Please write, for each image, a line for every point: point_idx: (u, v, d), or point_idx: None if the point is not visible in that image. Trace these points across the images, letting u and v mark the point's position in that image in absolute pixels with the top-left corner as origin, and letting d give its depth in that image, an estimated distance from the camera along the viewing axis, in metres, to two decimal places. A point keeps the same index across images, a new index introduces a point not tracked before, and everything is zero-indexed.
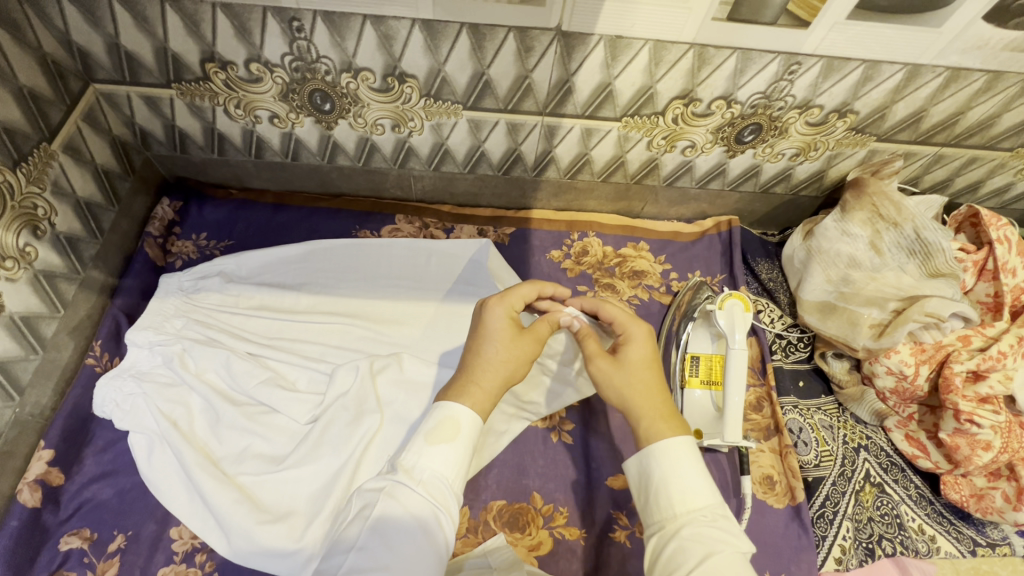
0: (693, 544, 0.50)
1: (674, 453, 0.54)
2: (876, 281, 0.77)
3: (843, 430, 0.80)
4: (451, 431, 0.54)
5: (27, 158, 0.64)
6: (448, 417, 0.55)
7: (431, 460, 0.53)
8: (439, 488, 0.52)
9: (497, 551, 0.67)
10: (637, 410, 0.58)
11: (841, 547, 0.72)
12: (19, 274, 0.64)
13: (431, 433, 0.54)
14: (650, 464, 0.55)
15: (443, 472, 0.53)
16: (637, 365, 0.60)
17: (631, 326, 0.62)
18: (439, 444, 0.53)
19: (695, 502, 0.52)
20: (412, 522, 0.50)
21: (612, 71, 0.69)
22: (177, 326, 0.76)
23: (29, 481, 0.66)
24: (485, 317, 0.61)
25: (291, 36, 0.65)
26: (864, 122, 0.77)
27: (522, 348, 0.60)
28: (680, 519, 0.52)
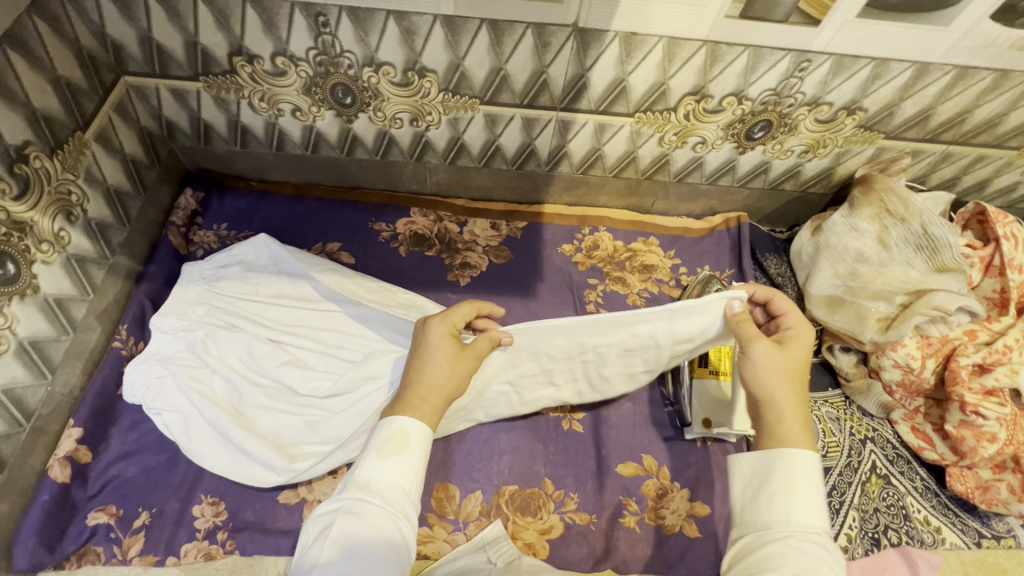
0: (799, 553, 0.47)
1: (804, 463, 0.52)
2: (882, 276, 0.78)
3: (849, 422, 0.81)
4: (402, 443, 0.54)
5: (64, 146, 0.65)
6: (395, 431, 0.54)
7: (386, 473, 0.52)
8: (397, 497, 0.52)
9: (497, 543, 0.68)
10: (783, 408, 0.55)
11: (847, 536, 0.73)
12: (54, 258, 0.65)
13: (382, 446, 0.53)
14: (773, 466, 0.52)
15: (399, 482, 0.52)
16: (798, 364, 0.57)
17: (806, 329, 0.60)
18: (391, 457, 0.53)
19: (809, 517, 0.50)
20: (372, 531, 0.49)
21: (626, 67, 0.71)
22: (200, 313, 0.78)
23: (59, 458, 0.68)
24: (425, 333, 0.61)
25: (317, 31, 0.67)
26: (873, 120, 0.79)
27: (462, 363, 0.60)
28: (791, 527, 0.49)
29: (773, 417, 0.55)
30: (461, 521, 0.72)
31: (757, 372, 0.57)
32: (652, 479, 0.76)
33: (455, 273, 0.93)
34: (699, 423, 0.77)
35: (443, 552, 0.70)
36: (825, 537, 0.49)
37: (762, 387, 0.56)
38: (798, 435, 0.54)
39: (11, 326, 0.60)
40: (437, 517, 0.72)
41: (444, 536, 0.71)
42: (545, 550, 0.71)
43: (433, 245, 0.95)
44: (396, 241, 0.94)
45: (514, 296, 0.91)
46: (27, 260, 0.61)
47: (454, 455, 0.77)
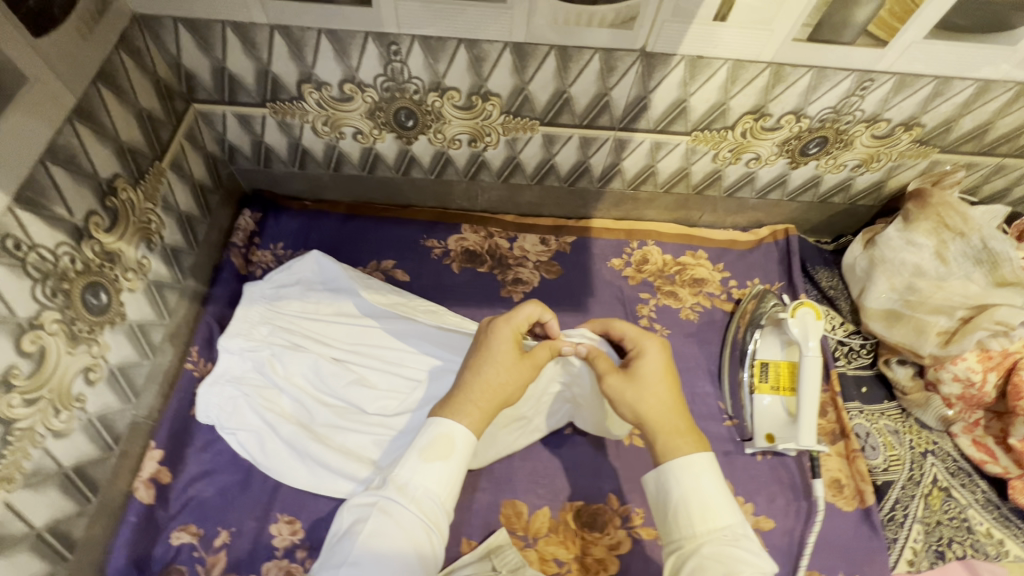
0: (714, 563, 0.51)
1: (692, 468, 0.55)
2: (942, 289, 0.79)
3: (909, 435, 0.82)
4: (445, 450, 0.58)
5: (145, 175, 0.67)
6: (437, 437, 0.59)
7: (422, 478, 0.57)
8: (430, 505, 0.57)
9: (501, 552, 0.71)
10: (649, 423, 0.59)
11: (913, 549, 0.74)
12: (138, 285, 0.66)
13: (426, 450, 0.58)
14: (665, 481, 0.57)
15: (435, 490, 0.57)
16: (648, 382, 0.61)
17: (647, 343, 0.64)
18: (431, 463, 0.58)
19: (717, 523, 0.54)
20: (399, 532, 0.54)
21: (688, 89, 0.72)
22: (264, 333, 0.78)
23: (143, 479, 0.70)
24: (490, 336, 0.65)
25: (387, 59, 0.69)
26: (930, 135, 0.79)
27: (520, 373, 0.64)
28: (700, 538, 0.54)
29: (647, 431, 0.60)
30: (530, 537, 0.73)
31: (621, 397, 0.62)
32: None
33: (508, 289, 0.94)
34: (762, 438, 0.78)
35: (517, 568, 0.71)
36: (740, 537, 0.53)
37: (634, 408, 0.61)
38: (669, 441, 0.58)
39: (103, 355, 0.61)
40: (508, 533, 0.73)
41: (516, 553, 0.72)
42: (615, 565, 0.72)
43: (485, 261, 0.96)
44: (449, 258, 0.96)
45: (568, 312, 0.92)
46: (115, 289, 0.62)
47: (519, 471, 0.78)
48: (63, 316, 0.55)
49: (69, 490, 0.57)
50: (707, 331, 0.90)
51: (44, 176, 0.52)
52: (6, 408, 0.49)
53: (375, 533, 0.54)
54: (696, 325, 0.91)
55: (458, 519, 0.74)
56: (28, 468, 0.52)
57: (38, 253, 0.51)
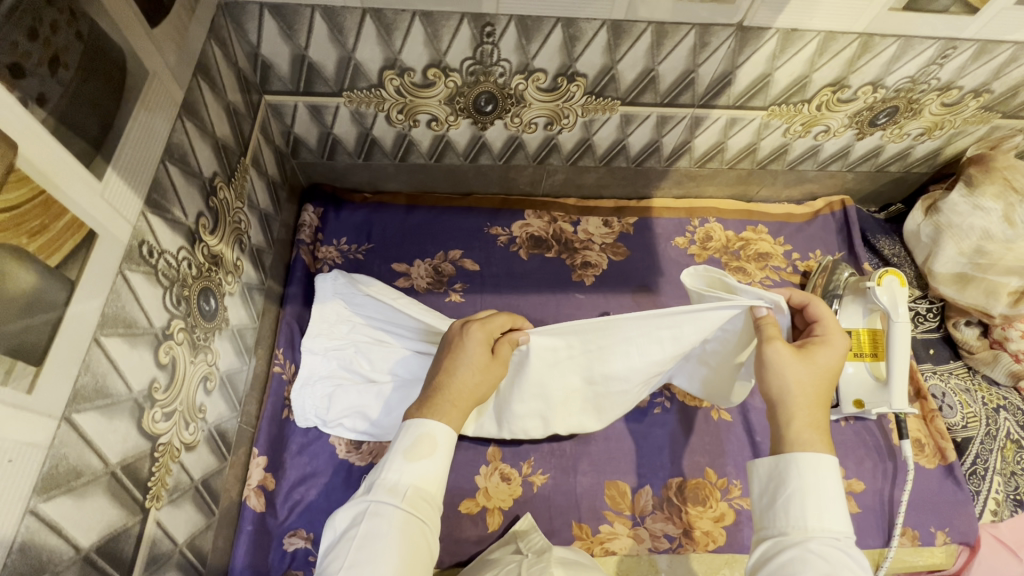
0: (816, 558, 0.48)
1: (821, 465, 0.52)
2: (1012, 251, 0.81)
3: (979, 392, 0.85)
4: (429, 448, 0.54)
5: (234, 173, 0.64)
6: (424, 435, 0.54)
7: (412, 476, 0.53)
8: (422, 503, 0.52)
9: (526, 535, 0.68)
10: (794, 408, 0.56)
11: (995, 500, 0.78)
12: (236, 288, 0.64)
13: (409, 450, 0.53)
14: (787, 468, 0.53)
15: (425, 488, 0.53)
16: (819, 372, 0.57)
17: (836, 336, 0.60)
18: (418, 461, 0.53)
19: (828, 522, 0.51)
20: (395, 537, 0.49)
21: (775, 62, 0.72)
22: (345, 331, 0.75)
23: (252, 487, 0.68)
24: (463, 338, 0.61)
25: (479, 41, 0.66)
26: (997, 101, 0.81)
27: (493, 373, 0.61)
28: (810, 533, 0.51)
29: (785, 412, 0.56)
30: (637, 516, 0.74)
31: (784, 370, 0.57)
32: None
33: (579, 273, 0.93)
34: (850, 404, 0.80)
35: (630, 547, 0.72)
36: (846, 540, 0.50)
37: (783, 387, 0.57)
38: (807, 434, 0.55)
39: (215, 362, 0.59)
40: (615, 514, 0.74)
41: (627, 532, 0.73)
42: (722, 537, 0.74)
43: (551, 246, 0.94)
44: (515, 245, 0.94)
45: (641, 293, 0.92)
46: (220, 293, 0.60)
47: (617, 452, 0.78)
48: (186, 323, 0.52)
49: (199, 503, 0.55)
50: None
51: (166, 177, 0.49)
52: (152, 423, 0.46)
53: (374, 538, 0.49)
54: None
55: (565, 504, 0.74)
56: (170, 483, 0.50)
57: (166, 259, 0.49)
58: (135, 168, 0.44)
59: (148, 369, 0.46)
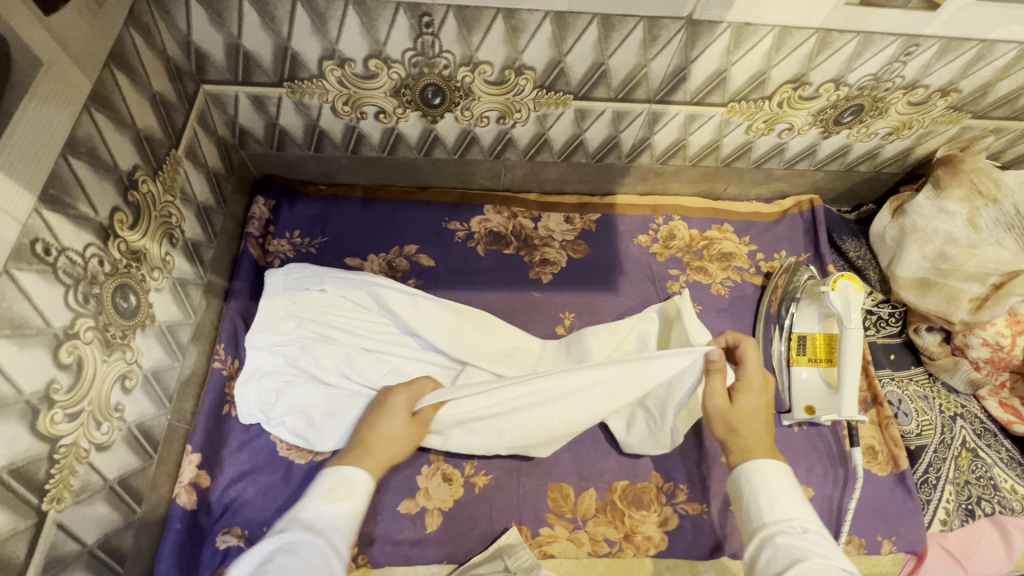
0: (784, 549, 0.51)
1: (766, 469, 0.58)
2: (976, 256, 0.80)
3: (938, 400, 0.84)
4: (347, 491, 0.57)
5: (162, 165, 0.62)
6: (344, 479, 0.57)
7: (329, 515, 0.54)
8: (335, 539, 0.52)
9: (512, 552, 0.70)
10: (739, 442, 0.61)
11: (945, 510, 0.77)
12: (164, 283, 0.63)
13: (328, 491, 0.56)
14: (743, 483, 0.58)
15: (340, 526, 0.54)
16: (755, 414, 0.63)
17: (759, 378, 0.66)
18: (336, 501, 0.56)
19: (789, 514, 0.54)
20: (307, 564, 0.48)
21: (731, 58, 0.70)
22: (292, 326, 0.73)
23: (183, 485, 0.68)
24: (389, 398, 0.66)
25: (418, 32, 0.64)
26: (965, 100, 0.78)
27: (413, 433, 0.64)
28: (769, 528, 0.54)
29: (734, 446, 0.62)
30: (579, 519, 0.73)
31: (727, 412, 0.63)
32: None
33: (537, 271, 0.91)
34: (801, 411, 0.78)
35: (569, 551, 0.72)
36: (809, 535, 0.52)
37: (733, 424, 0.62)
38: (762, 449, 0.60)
39: (136, 360, 0.58)
40: (557, 517, 0.73)
41: (567, 535, 0.72)
42: (664, 542, 0.73)
43: (510, 242, 0.92)
44: (473, 241, 0.92)
45: (598, 291, 0.90)
46: (143, 290, 0.58)
47: (563, 454, 0.77)
48: (96, 322, 0.51)
49: (114, 503, 0.55)
50: (739, 306, 0.90)
51: (68, 172, 0.47)
52: (50, 425, 0.46)
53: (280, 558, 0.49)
54: (728, 300, 0.90)
55: (506, 505, 0.74)
56: (75, 485, 0.49)
57: (68, 256, 0.47)
58: (25, 162, 0.42)
59: (44, 370, 0.45)
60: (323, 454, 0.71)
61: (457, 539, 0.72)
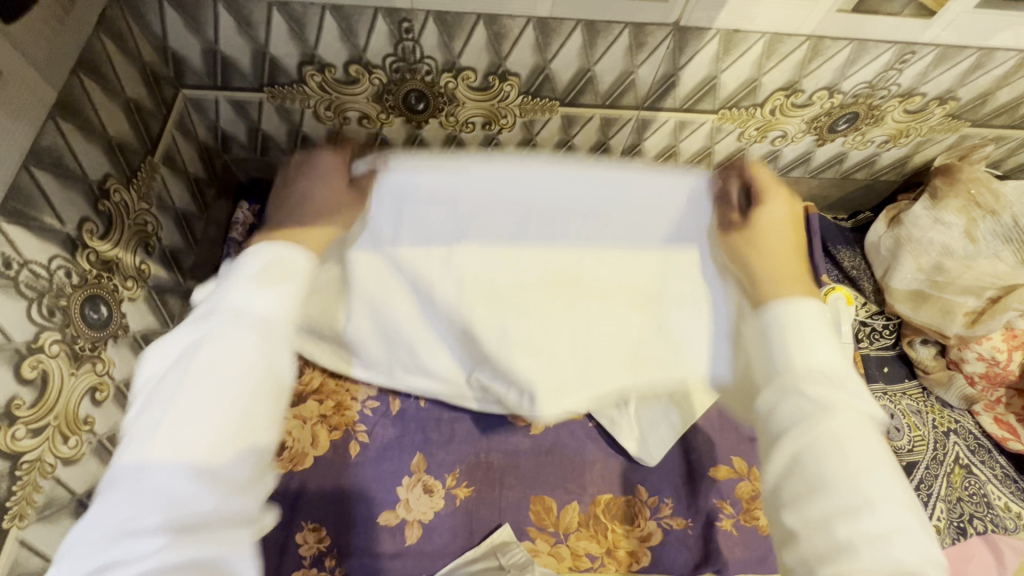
0: (882, 550, 0.36)
1: (802, 309, 0.45)
2: (972, 269, 0.78)
3: (931, 415, 0.82)
4: (248, 323, 0.38)
5: (137, 173, 0.61)
6: (265, 268, 0.41)
7: (221, 350, 0.37)
8: (231, 371, 0.37)
9: (507, 548, 0.70)
10: (753, 263, 0.50)
11: (936, 527, 0.75)
12: (138, 293, 0.62)
13: (236, 304, 0.39)
14: (817, 435, 0.40)
15: (232, 367, 0.37)
16: (776, 232, 0.51)
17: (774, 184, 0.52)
18: (230, 335, 0.38)
19: (880, 481, 0.38)
20: (192, 458, 0.34)
21: (720, 64, 0.68)
22: None
23: None
24: (316, 158, 0.53)
25: (398, 37, 0.63)
26: (964, 109, 0.76)
27: (355, 206, 0.51)
28: (869, 504, 0.37)
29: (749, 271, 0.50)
30: (561, 533, 0.72)
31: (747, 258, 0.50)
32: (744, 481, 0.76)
33: None
34: None
35: (550, 565, 0.71)
36: (862, 493, 0.38)
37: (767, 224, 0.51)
38: (791, 289, 0.47)
39: (109, 372, 0.57)
40: (538, 531, 0.72)
41: (548, 549, 0.71)
42: (647, 557, 0.72)
43: None
44: None
45: None
46: (116, 301, 0.58)
47: (545, 466, 0.76)
48: (63, 335, 0.50)
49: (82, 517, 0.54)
50: None
51: (30, 182, 0.46)
52: (12, 442, 0.45)
53: (173, 380, 0.37)
54: None
55: (487, 518, 0.73)
56: (39, 502, 0.49)
57: (31, 270, 0.47)
58: None
59: (4, 387, 0.44)
60: (307, 459, 0.73)
61: (437, 551, 0.71)
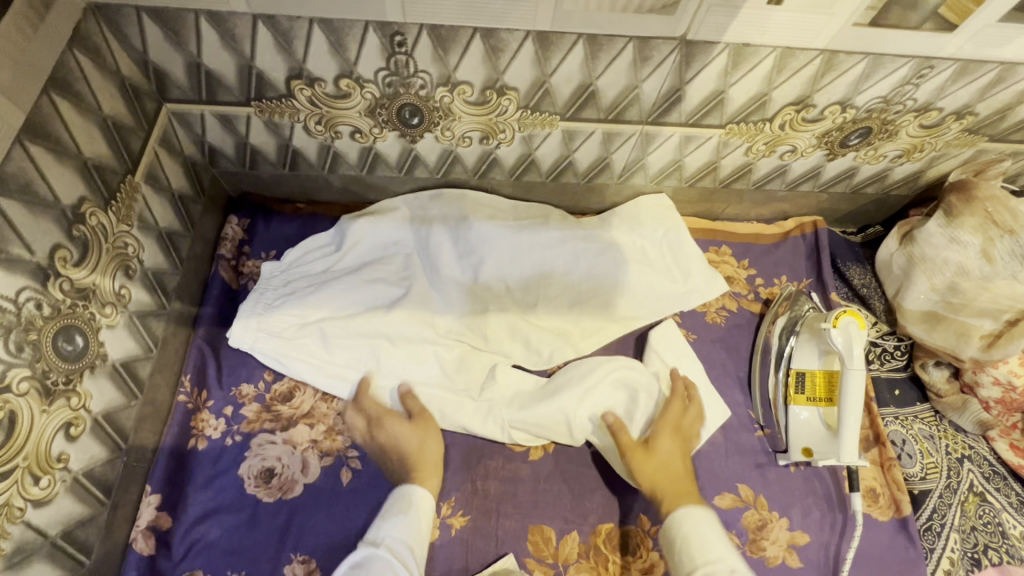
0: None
1: (687, 519, 0.61)
2: (989, 291, 0.74)
3: (944, 440, 0.79)
4: (406, 506, 0.63)
5: (116, 194, 0.58)
6: (403, 499, 0.64)
7: (396, 532, 0.60)
8: (403, 553, 0.58)
9: (509, 575, 0.67)
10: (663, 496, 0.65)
11: (950, 559, 0.72)
12: (118, 319, 0.59)
13: (391, 509, 0.63)
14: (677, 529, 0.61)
15: (406, 540, 0.59)
16: (671, 471, 0.68)
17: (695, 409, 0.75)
18: (397, 518, 0.62)
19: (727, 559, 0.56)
20: (379, 571, 0.55)
21: (728, 79, 0.65)
22: (285, 301, 0.74)
23: (142, 528, 0.64)
24: None
25: (391, 51, 0.60)
26: (982, 124, 0.73)
27: None
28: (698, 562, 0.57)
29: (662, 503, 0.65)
30: (560, 565, 0.69)
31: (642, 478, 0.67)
32: (751, 510, 0.73)
33: None
34: (798, 452, 0.74)
35: None
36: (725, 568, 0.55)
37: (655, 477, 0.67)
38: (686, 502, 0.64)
39: (84, 405, 0.55)
40: (537, 563, 0.69)
41: None
42: None
43: None
44: None
45: None
46: (92, 329, 0.55)
47: (544, 494, 0.73)
48: (33, 371, 0.48)
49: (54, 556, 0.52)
50: (735, 335, 0.85)
51: None
52: None
53: None
54: (723, 329, 0.85)
55: (483, 550, 0.70)
56: (6, 547, 0.47)
57: None
58: None
59: None
60: (297, 488, 0.68)
61: None
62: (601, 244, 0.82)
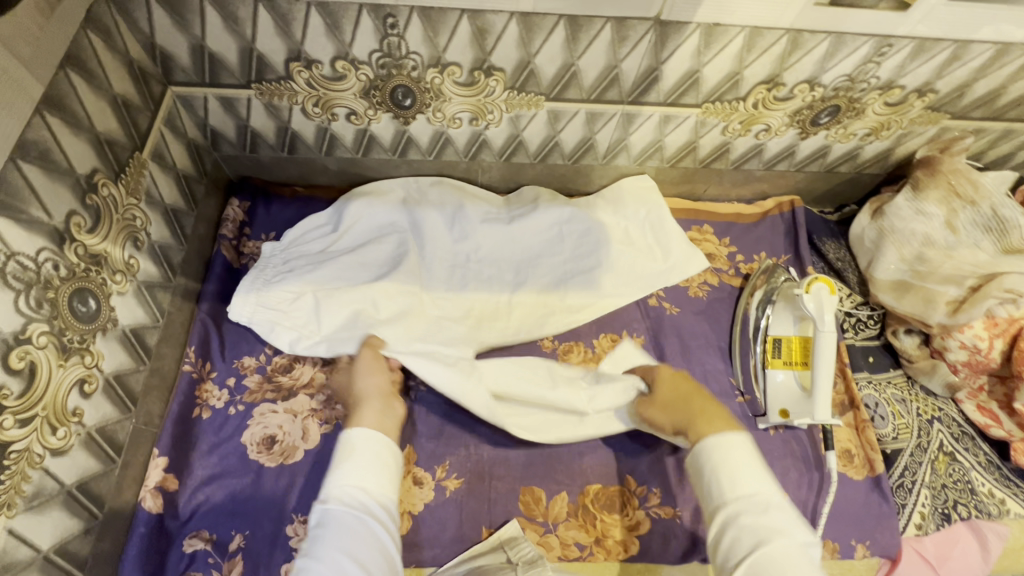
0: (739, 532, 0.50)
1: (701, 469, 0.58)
2: (952, 258, 0.80)
3: (915, 403, 0.83)
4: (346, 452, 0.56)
5: (125, 168, 0.62)
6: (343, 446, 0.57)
7: (336, 478, 0.54)
8: (357, 498, 0.53)
9: (516, 543, 0.70)
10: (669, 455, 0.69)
11: (921, 514, 0.76)
12: (127, 287, 0.62)
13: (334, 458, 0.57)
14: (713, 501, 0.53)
15: (359, 482, 0.54)
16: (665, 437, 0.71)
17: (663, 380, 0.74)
18: (339, 464, 0.56)
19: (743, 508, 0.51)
20: (341, 516, 0.51)
21: (702, 58, 0.69)
22: (285, 277, 0.77)
23: (149, 489, 0.67)
24: None
25: (384, 33, 0.64)
26: (943, 101, 0.77)
27: None
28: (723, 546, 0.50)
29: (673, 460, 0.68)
30: (550, 523, 0.73)
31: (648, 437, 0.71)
32: None
33: None
34: (776, 414, 0.78)
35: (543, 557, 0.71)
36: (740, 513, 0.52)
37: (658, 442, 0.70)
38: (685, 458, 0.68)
39: (96, 364, 0.58)
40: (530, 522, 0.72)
41: (537, 539, 0.72)
42: (635, 546, 0.72)
43: None
44: None
45: None
46: (104, 294, 0.58)
47: (535, 458, 0.77)
48: (51, 327, 0.51)
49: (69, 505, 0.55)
50: (717, 307, 0.88)
51: (16, 177, 0.48)
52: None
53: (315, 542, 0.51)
54: (705, 302, 0.88)
55: (477, 509, 0.73)
56: (27, 491, 0.50)
57: (17, 261, 0.48)
58: None
59: None
60: (296, 454, 0.70)
61: (427, 542, 0.71)
62: (588, 223, 0.87)
